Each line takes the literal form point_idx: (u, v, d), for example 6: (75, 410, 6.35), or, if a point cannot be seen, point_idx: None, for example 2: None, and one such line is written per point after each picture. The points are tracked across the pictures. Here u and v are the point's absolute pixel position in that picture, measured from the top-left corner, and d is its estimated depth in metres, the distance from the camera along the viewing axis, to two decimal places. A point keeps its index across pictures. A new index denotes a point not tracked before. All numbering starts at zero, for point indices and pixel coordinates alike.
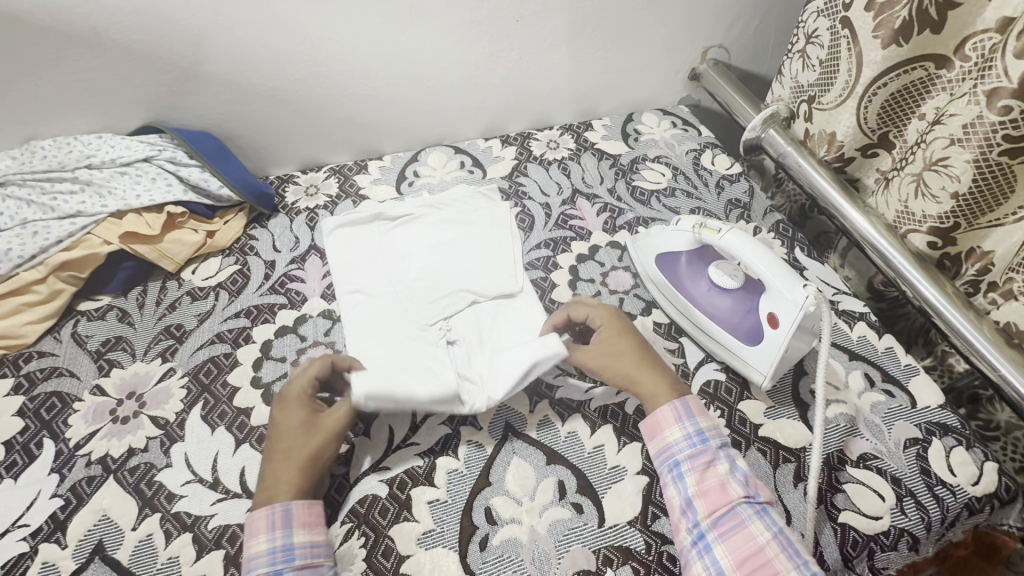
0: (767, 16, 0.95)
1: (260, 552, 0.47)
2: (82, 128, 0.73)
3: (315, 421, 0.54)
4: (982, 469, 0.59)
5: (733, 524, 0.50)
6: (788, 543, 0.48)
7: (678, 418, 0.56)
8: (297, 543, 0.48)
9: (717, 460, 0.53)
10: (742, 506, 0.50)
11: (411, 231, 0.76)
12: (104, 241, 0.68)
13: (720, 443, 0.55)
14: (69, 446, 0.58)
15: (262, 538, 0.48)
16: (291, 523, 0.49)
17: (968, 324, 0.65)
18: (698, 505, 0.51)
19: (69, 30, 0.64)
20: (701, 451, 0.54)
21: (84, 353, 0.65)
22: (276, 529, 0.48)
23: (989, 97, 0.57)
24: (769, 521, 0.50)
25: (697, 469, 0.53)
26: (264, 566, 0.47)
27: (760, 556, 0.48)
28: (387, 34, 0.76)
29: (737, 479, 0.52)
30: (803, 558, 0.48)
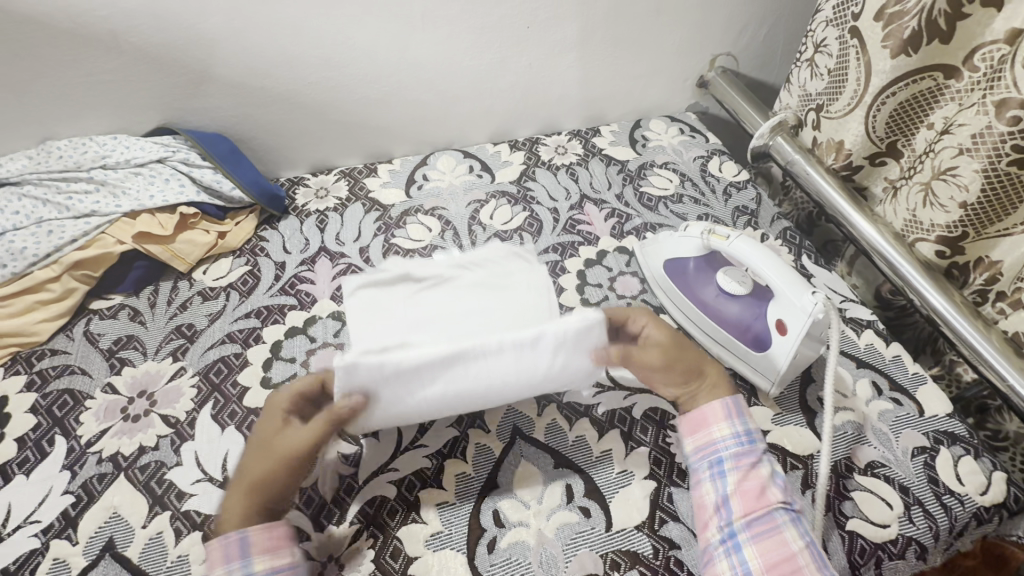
0: (775, 24, 0.95)
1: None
2: (97, 128, 0.74)
3: (273, 440, 0.52)
4: (990, 479, 0.59)
5: (768, 527, 0.50)
6: (818, 555, 0.49)
7: (728, 417, 0.55)
8: (256, 572, 0.47)
9: (760, 463, 0.53)
10: (779, 512, 0.50)
11: (439, 292, 0.65)
12: (118, 240, 0.68)
13: (763, 447, 0.54)
14: (80, 443, 0.58)
15: (220, 569, 0.47)
16: (249, 551, 0.47)
17: (976, 334, 0.65)
18: (734, 504, 0.51)
19: (87, 33, 0.65)
20: (747, 452, 0.53)
21: (96, 351, 0.65)
22: (233, 560, 0.47)
23: (999, 107, 0.58)
24: (802, 529, 0.50)
25: (740, 469, 0.52)
26: None
27: (791, 564, 0.48)
28: (399, 39, 0.77)
29: (777, 484, 0.52)
30: (830, 569, 0.48)
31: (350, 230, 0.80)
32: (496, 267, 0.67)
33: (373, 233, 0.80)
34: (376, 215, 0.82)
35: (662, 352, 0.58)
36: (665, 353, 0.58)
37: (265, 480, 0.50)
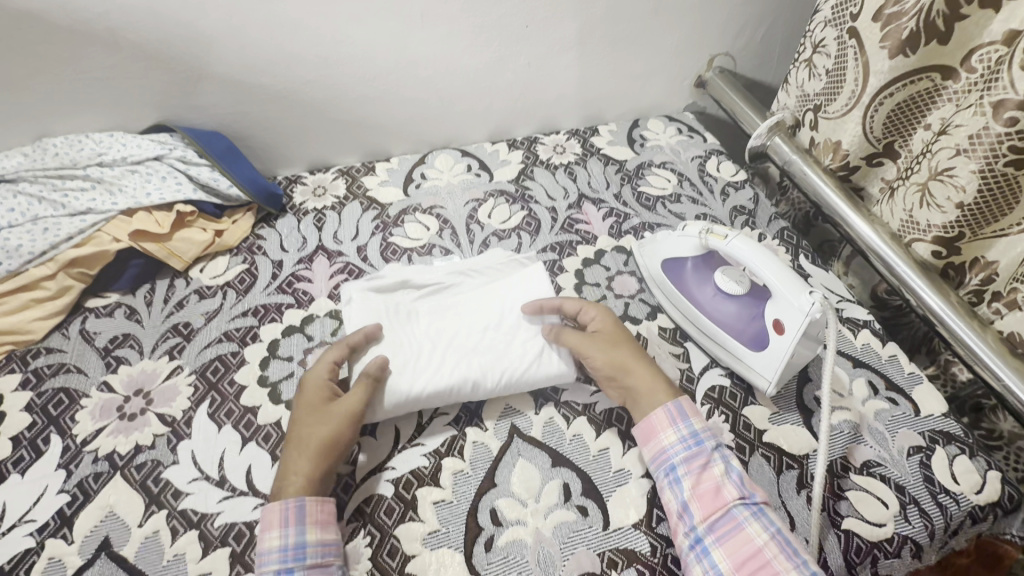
0: (773, 24, 0.95)
1: (272, 547, 0.49)
2: (94, 126, 0.73)
3: (326, 406, 0.56)
4: (985, 478, 0.60)
5: (730, 526, 0.51)
6: (786, 543, 0.49)
7: (673, 421, 0.57)
8: (308, 542, 0.49)
9: (712, 462, 0.55)
10: (737, 508, 0.52)
11: (440, 298, 0.69)
12: (114, 238, 0.68)
13: (714, 444, 0.56)
14: (76, 441, 0.58)
15: (275, 534, 0.49)
16: (304, 520, 0.50)
17: (972, 334, 0.65)
18: (694, 508, 0.53)
19: (84, 29, 0.65)
20: (698, 454, 0.55)
21: (92, 350, 0.65)
22: (289, 525, 0.50)
23: (995, 108, 0.58)
24: (766, 522, 0.51)
25: (693, 472, 0.54)
26: (275, 563, 0.48)
27: (760, 556, 0.49)
28: (398, 37, 0.77)
29: (732, 481, 0.53)
30: (802, 557, 0.49)
31: (347, 229, 0.79)
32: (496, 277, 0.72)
33: (370, 231, 0.79)
34: (373, 213, 0.82)
35: (609, 342, 0.62)
36: (613, 344, 0.62)
37: (333, 439, 0.54)
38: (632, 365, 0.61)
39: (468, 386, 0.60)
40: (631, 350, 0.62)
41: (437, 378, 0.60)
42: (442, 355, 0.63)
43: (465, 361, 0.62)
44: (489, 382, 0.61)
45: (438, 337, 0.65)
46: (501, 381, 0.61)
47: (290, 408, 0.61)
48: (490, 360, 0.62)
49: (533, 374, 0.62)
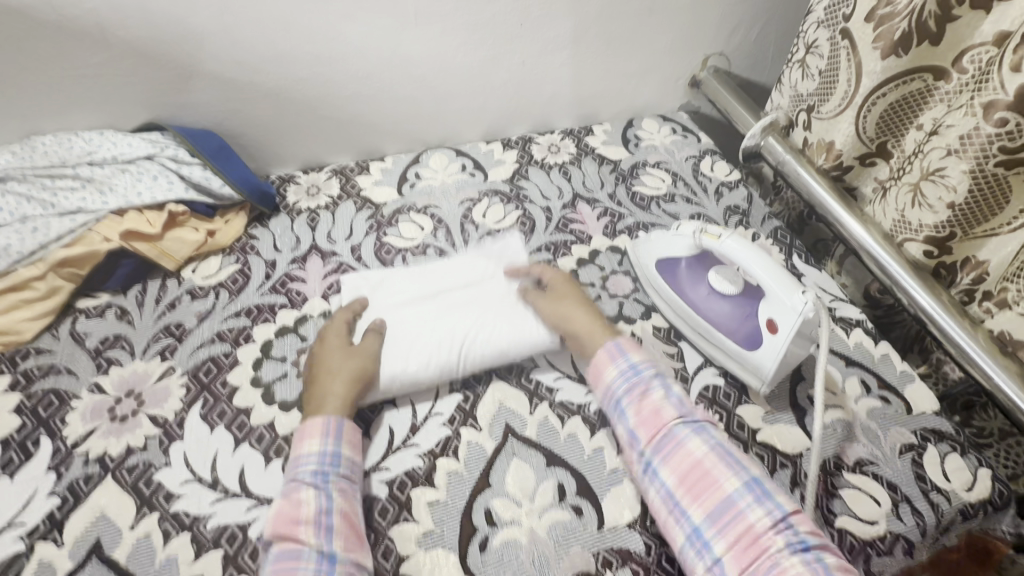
0: (767, 24, 0.96)
1: (311, 453, 0.54)
2: (84, 125, 0.72)
3: (348, 347, 0.62)
4: (976, 476, 0.60)
5: (672, 445, 0.54)
6: (725, 453, 0.53)
7: (614, 359, 0.61)
8: (342, 455, 0.55)
9: (653, 389, 0.58)
10: (678, 427, 0.55)
11: (428, 282, 0.72)
12: (105, 238, 0.68)
13: (653, 373, 0.59)
14: (67, 443, 0.57)
15: (314, 441, 0.54)
16: (340, 436, 0.55)
17: (962, 333, 0.66)
18: (640, 434, 0.56)
19: (73, 26, 0.64)
20: (638, 384, 0.59)
21: (83, 351, 0.64)
22: (329, 436, 0.55)
23: (986, 109, 0.58)
24: (705, 436, 0.55)
25: (635, 400, 0.58)
26: (313, 467, 0.53)
27: (701, 469, 0.53)
28: (392, 36, 0.76)
29: (672, 404, 0.57)
30: (740, 464, 0.53)
31: (341, 229, 0.79)
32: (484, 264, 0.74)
33: (364, 231, 0.79)
34: (367, 213, 0.81)
35: (563, 296, 0.68)
36: (565, 297, 0.68)
37: (362, 370, 0.60)
38: (580, 312, 0.66)
39: (454, 362, 0.63)
40: (582, 302, 0.67)
41: (423, 357, 0.63)
42: (427, 335, 0.65)
43: (449, 338, 0.65)
44: (473, 356, 0.64)
45: (426, 319, 0.67)
46: (486, 355, 0.64)
47: (283, 409, 0.61)
48: (477, 334, 0.65)
49: (513, 350, 0.65)
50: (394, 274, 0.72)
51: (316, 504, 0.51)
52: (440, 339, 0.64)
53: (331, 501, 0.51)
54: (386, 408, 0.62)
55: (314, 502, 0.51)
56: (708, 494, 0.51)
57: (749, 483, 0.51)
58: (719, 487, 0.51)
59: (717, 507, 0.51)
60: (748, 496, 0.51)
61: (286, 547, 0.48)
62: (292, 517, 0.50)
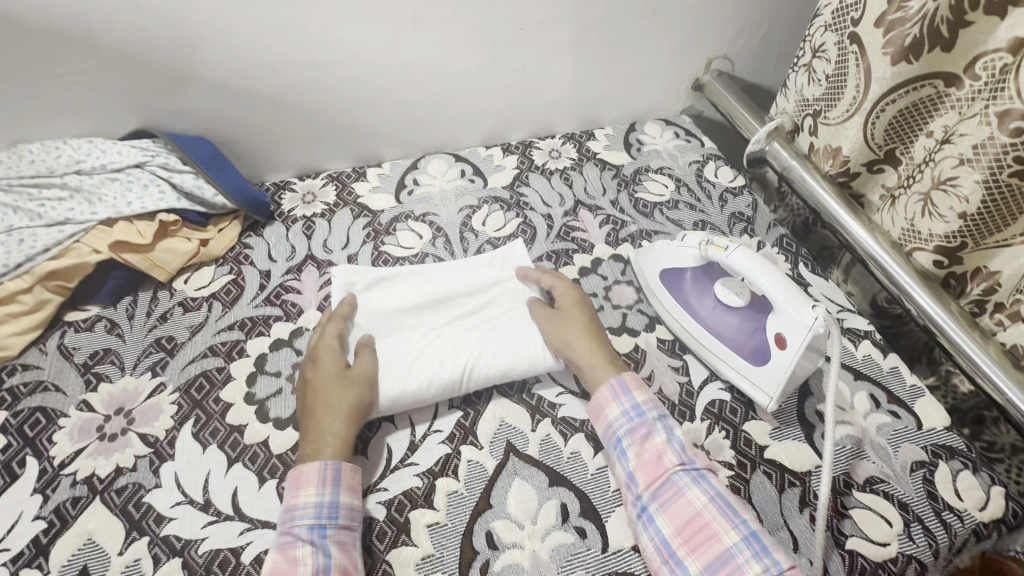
0: (772, 27, 0.94)
1: (307, 503, 0.50)
2: (72, 132, 0.70)
3: (340, 372, 0.58)
4: (989, 494, 0.59)
5: (672, 493, 0.53)
6: (724, 504, 0.51)
7: (616, 396, 0.59)
8: (341, 504, 0.51)
9: (654, 431, 0.56)
10: (679, 475, 0.53)
11: (431, 293, 0.69)
12: (93, 249, 0.65)
13: (657, 415, 0.57)
14: (54, 464, 0.55)
15: (312, 490, 0.51)
16: (339, 483, 0.52)
17: (974, 345, 0.64)
18: (638, 477, 0.54)
19: (60, 32, 0.62)
20: (639, 425, 0.57)
21: (71, 366, 0.62)
22: (326, 484, 0.51)
23: (1001, 118, 0.57)
24: (706, 486, 0.53)
25: (636, 443, 0.56)
26: (309, 518, 0.49)
27: (700, 520, 0.51)
28: (390, 40, 0.74)
29: (673, 449, 0.55)
30: (741, 516, 0.50)
31: (338, 238, 0.77)
32: (486, 274, 0.72)
33: (361, 240, 0.77)
34: (364, 221, 0.80)
35: (570, 315, 0.65)
36: (571, 316, 0.65)
37: (358, 398, 0.57)
38: (586, 338, 0.63)
39: (457, 379, 0.61)
40: (589, 324, 0.65)
41: (425, 375, 0.61)
42: (428, 354, 0.63)
43: (453, 355, 0.63)
44: (478, 373, 0.62)
45: (427, 336, 0.65)
46: (491, 372, 0.62)
47: (278, 426, 0.59)
48: (480, 352, 0.63)
49: (517, 367, 0.63)
50: (396, 286, 0.70)
51: (314, 562, 0.47)
52: (442, 356, 0.62)
53: (329, 558, 0.48)
54: (384, 425, 0.60)
55: (311, 560, 0.47)
56: (705, 548, 0.49)
57: (749, 538, 0.49)
58: (718, 541, 0.49)
59: (715, 561, 0.48)
60: (747, 551, 0.48)
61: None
62: None
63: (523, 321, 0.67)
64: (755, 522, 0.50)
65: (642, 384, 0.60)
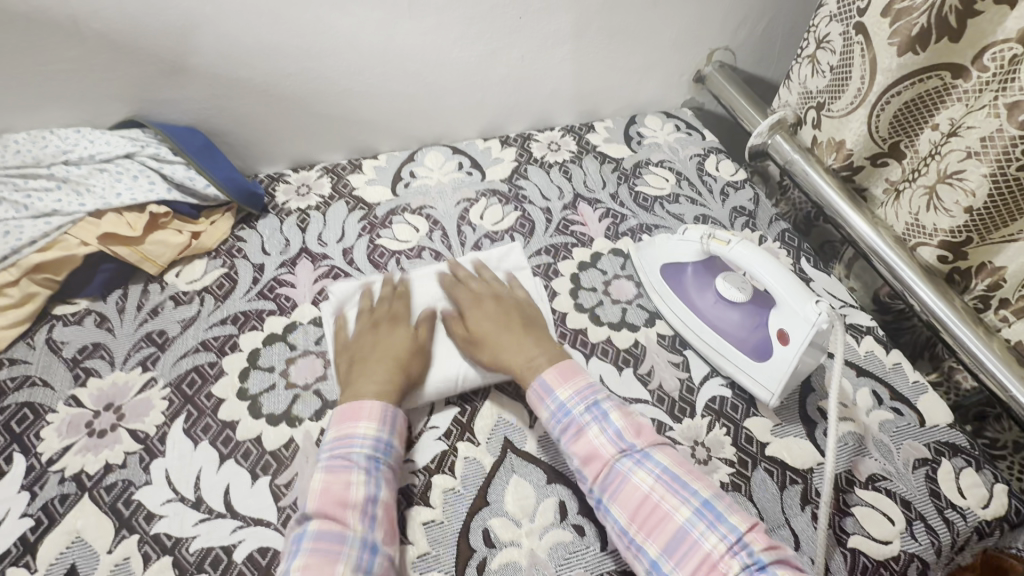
0: (776, 18, 0.92)
1: (366, 436, 0.52)
2: (59, 122, 0.69)
3: (398, 338, 0.60)
4: (992, 492, 0.58)
5: (618, 482, 0.51)
6: (672, 480, 0.50)
7: (542, 398, 0.56)
8: (392, 445, 0.53)
9: (587, 425, 0.54)
10: (620, 462, 0.51)
11: (423, 294, 0.67)
12: (82, 241, 0.64)
13: (586, 408, 0.54)
14: (41, 461, 0.54)
15: (372, 425, 0.52)
16: (396, 426, 0.54)
17: (977, 341, 0.63)
18: (584, 472, 0.53)
19: (44, 17, 0.60)
20: (571, 422, 0.54)
21: (59, 361, 0.61)
22: (386, 424, 0.53)
23: (1010, 110, 0.56)
24: (650, 466, 0.51)
25: (572, 442, 0.54)
26: (366, 449, 0.51)
27: (650, 503, 0.49)
28: (385, 29, 0.73)
29: (609, 438, 0.53)
30: (689, 489, 0.49)
31: (333, 231, 0.76)
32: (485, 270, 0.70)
33: (357, 233, 0.76)
34: (360, 214, 0.78)
35: (484, 322, 0.62)
36: (488, 319, 0.62)
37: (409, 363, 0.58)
38: (509, 340, 0.60)
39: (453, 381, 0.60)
40: (509, 320, 0.62)
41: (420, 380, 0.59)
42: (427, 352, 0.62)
43: (449, 358, 0.61)
44: (477, 374, 0.61)
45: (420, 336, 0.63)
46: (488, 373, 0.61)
47: (271, 422, 0.58)
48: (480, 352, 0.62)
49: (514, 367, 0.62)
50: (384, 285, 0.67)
51: (366, 489, 0.49)
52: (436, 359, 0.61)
53: (379, 490, 0.50)
54: None
55: (364, 487, 0.49)
56: (660, 529, 0.48)
57: (700, 510, 0.48)
58: (671, 520, 0.48)
59: (672, 541, 0.47)
60: (701, 524, 0.47)
61: (329, 527, 0.46)
62: (341, 498, 0.48)
63: None
64: (704, 490, 0.49)
65: (571, 374, 0.57)
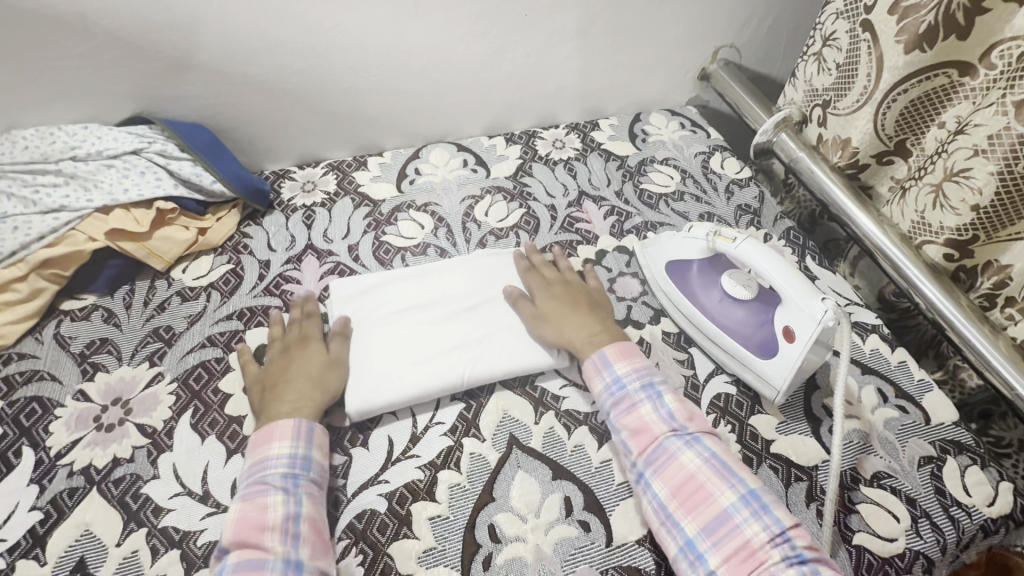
0: (781, 15, 0.92)
1: (279, 456, 0.52)
2: (66, 118, 0.69)
3: (310, 357, 0.60)
4: (997, 490, 0.58)
5: (665, 458, 0.53)
6: (720, 465, 0.51)
7: (599, 370, 0.59)
8: (312, 460, 0.53)
9: (640, 402, 0.56)
10: (670, 440, 0.53)
11: (427, 291, 0.68)
12: (89, 237, 0.64)
13: (642, 386, 0.57)
14: (50, 455, 0.55)
15: (285, 444, 0.52)
16: (311, 439, 0.54)
17: (983, 339, 0.63)
18: (631, 445, 0.55)
19: (52, 14, 0.61)
20: (625, 397, 0.57)
21: (67, 356, 0.61)
22: (299, 440, 0.53)
23: (1017, 108, 0.56)
24: (700, 448, 0.53)
25: (623, 415, 0.56)
26: (282, 467, 0.51)
27: (694, 483, 0.51)
28: (391, 26, 0.73)
29: (662, 416, 0.55)
30: (736, 476, 0.51)
31: (338, 227, 0.76)
32: (493, 269, 0.71)
33: (362, 229, 0.76)
34: (365, 210, 0.78)
35: (553, 302, 0.65)
36: (556, 299, 0.66)
37: (323, 379, 0.58)
38: (573, 321, 0.63)
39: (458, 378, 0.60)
40: (577, 303, 0.66)
41: (422, 377, 0.60)
42: (431, 350, 0.62)
43: (453, 356, 0.62)
44: (483, 371, 0.61)
45: (422, 334, 0.64)
46: (494, 370, 0.61)
47: None
48: (486, 351, 0.62)
49: (519, 363, 0.62)
50: (383, 284, 0.68)
51: (283, 509, 0.48)
52: (440, 356, 0.62)
53: (300, 507, 0.49)
54: (386, 418, 0.59)
55: (281, 507, 0.48)
56: (702, 509, 0.49)
57: (746, 496, 0.49)
58: (714, 501, 0.50)
59: (712, 521, 0.49)
60: (745, 509, 0.49)
61: (248, 556, 0.45)
62: (257, 523, 0.47)
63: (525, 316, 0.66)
64: (750, 479, 0.51)
65: (630, 353, 0.60)
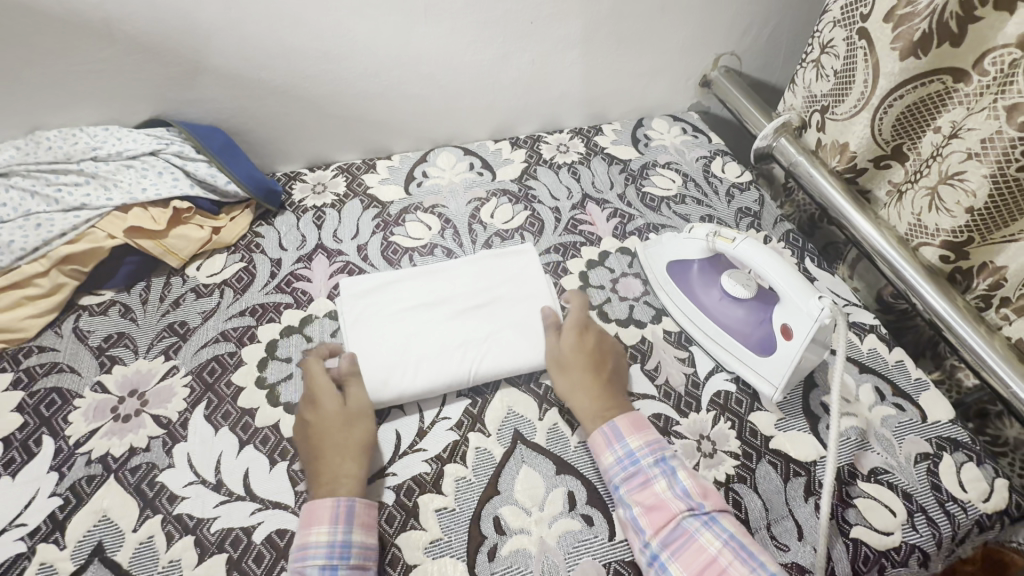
0: (781, 23, 0.94)
1: (319, 543, 0.49)
2: (88, 119, 0.71)
3: (326, 420, 0.56)
4: (993, 486, 0.59)
5: (683, 539, 0.50)
6: (740, 548, 0.49)
7: (609, 443, 0.57)
8: (353, 542, 0.50)
9: (653, 477, 0.54)
10: (687, 520, 0.51)
11: (436, 292, 0.69)
12: (108, 234, 0.67)
13: (654, 460, 0.55)
14: (69, 443, 0.56)
15: (324, 529, 0.50)
16: (352, 520, 0.51)
17: (978, 338, 0.64)
18: (644, 523, 0.52)
19: (77, 19, 0.63)
20: (635, 472, 0.54)
21: (86, 349, 0.63)
22: (337, 523, 0.50)
23: (1009, 112, 0.57)
24: (718, 529, 0.51)
25: (635, 491, 0.54)
26: (322, 558, 0.48)
27: (715, 566, 0.49)
28: (401, 33, 0.75)
29: (678, 493, 0.53)
30: (758, 559, 0.48)
31: (347, 228, 0.78)
32: (500, 267, 0.72)
33: (371, 230, 0.78)
34: (374, 212, 0.80)
35: (578, 356, 0.62)
36: (585, 351, 0.63)
37: (350, 438, 0.56)
38: (589, 382, 0.61)
39: (465, 373, 0.62)
40: (600, 364, 0.63)
41: (430, 372, 0.62)
42: (438, 346, 0.64)
43: (461, 351, 0.63)
44: (487, 365, 0.63)
45: (431, 332, 0.65)
46: (501, 366, 0.63)
47: (289, 410, 0.60)
48: (491, 347, 0.64)
49: (526, 359, 0.64)
50: (393, 283, 0.70)
51: None
52: (449, 352, 0.63)
53: None
54: (395, 413, 0.61)
55: None
56: None
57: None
58: None
59: None
60: None
61: None
62: None
63: (531, 313, 0.68)
64: (773, 564, 0.48)
65: (639, 424, 0.58)
